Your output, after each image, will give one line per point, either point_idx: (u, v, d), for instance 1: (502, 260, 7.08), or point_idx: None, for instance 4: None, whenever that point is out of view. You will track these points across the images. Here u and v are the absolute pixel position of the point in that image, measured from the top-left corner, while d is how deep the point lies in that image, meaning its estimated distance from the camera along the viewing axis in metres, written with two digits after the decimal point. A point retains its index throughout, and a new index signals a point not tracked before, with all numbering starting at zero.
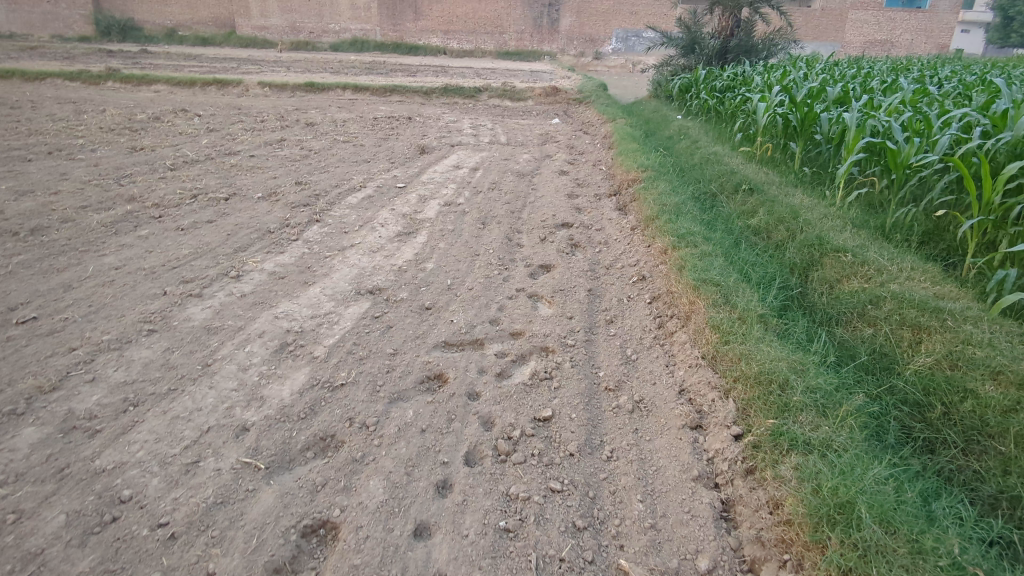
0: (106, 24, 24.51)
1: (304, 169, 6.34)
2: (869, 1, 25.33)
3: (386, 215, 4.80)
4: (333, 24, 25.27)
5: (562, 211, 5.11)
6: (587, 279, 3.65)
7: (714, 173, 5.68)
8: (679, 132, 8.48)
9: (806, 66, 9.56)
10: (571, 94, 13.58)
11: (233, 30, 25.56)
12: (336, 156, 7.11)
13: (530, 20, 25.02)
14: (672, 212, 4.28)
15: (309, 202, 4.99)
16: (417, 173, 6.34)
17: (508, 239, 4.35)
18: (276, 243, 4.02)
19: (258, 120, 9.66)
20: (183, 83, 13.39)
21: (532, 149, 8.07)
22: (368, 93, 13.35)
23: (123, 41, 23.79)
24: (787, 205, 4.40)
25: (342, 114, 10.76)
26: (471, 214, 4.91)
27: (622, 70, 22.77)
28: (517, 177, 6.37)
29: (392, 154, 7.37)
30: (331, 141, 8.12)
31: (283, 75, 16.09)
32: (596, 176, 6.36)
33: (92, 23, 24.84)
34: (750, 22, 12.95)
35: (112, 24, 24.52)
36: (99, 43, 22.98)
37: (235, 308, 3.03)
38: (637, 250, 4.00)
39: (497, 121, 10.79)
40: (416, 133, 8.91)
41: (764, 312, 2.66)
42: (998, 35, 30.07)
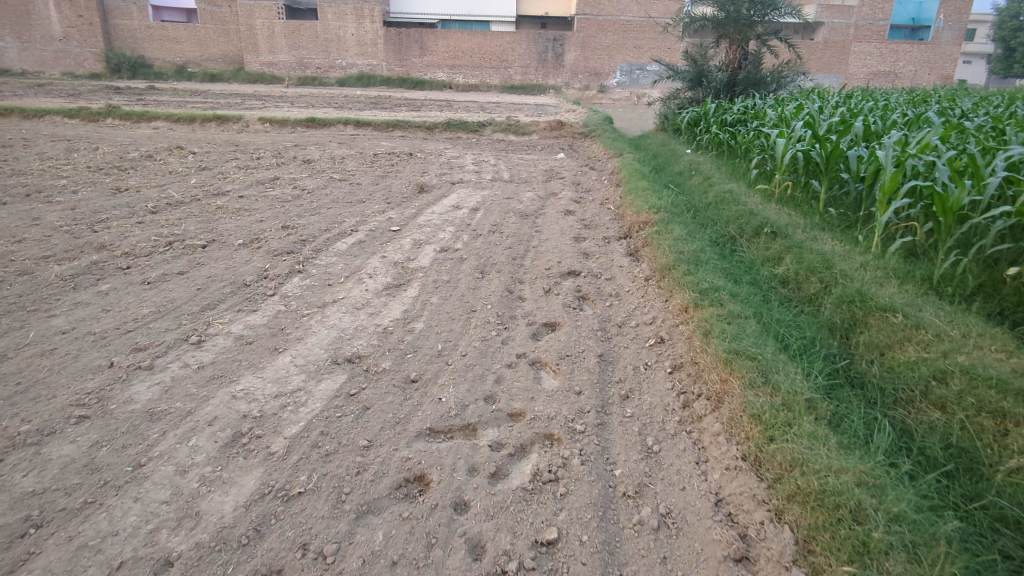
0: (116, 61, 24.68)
1: (295, 211, 5.99)
2: (871, 34, 25.41)
3: (375, 264, 4.40)
4: (340, 60, 25.44)
5: (567, 257, 4.69)
6: (598, 342, 3.21)
7: (731, 214, 5.28)
8: (690, 168, 8.08)
9: (820, 98, 9.21)
10: (577, 128, 13.33)
11: (241, 66, 25.67)
12: (331, 196, 6.77)
13: (535, 55, 25.11)
14: (689, 262, 3.87)
15: (293, 249, 4.61)
16: (413, 214, 5.97)
17: (509, 291, 3.93)
18: (251, 299, 3.62)
19: (255, 158, 9.38)
20: (184, 120, 13.23)
21: (536, 186, 7.71)
22: (371, 128, 13.15)
23: (133, 78, 23.95)
24: (818, 252, 3.97)
25: (341, 151, 10.49)
26: (469, 262, 4.50)
27: (627, 103, 22.74)
28: (520, 218, 5.98)
29: (389, 193, 7.01)
30: (327, 179, 7.80)
31: (285, 111, 15.96)
32: (604, 216, 5.95)
33: (102, 60, 25.02)
34: (758, 55, 12.69)
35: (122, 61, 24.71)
36: (108, 81, 23.07)
37: (187, 384, 2.61)
38: (652, 306, 3.57)
39: (501, 156, 10.48)
40: (415, 171, 8.59)
41: (812, 395, 2.20)
42: (1000, 66, 30.03)
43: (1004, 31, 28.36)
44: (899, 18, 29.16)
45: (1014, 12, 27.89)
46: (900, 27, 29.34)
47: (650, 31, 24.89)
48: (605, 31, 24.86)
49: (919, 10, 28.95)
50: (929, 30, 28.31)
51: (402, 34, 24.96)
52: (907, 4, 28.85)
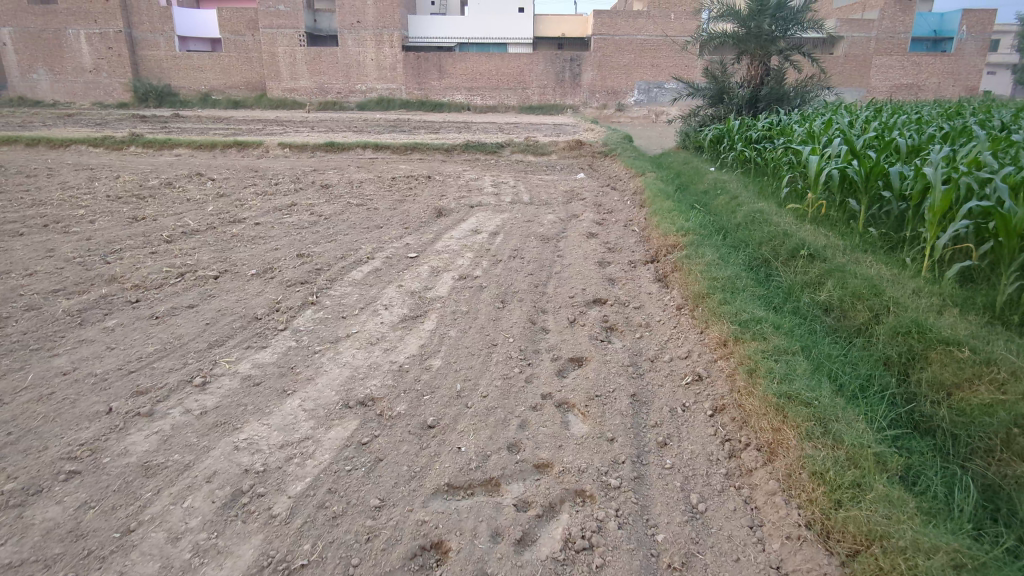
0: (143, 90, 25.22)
1: (311, 238, 5.86)
2: (893, 47, 25.05)
3: (392, 294, 4.21)
4: (360, 85, 25.69)
5: (592, 283, 4.46)
6: (629, 380, 2.96)
7: (763, 235, 5.01)
8: (716, 187, 7.81)
9: (849, 113, 8.91)
10: (596, 147, 13.16)
11: (263, 92, 26.06)
12: (348, 222, 6.64)
13: (553, 75, 25.14)
14: (725, 289, 3.60)
15: (308, 279, 4.45)
16: (431, 240, 5.79)
17: (532, 322, 3.71)
18: (261, 334, 3.44)
19: (273, 184, 9.33)
20: (205, 146, 13.33)
21: (557, 208, 7.51)
22: (389, 152, 13.10)
23: (159, 107, 24.42)
24: (864, 277, 3.70)
25: (360, 175, 10.41)
26: (490, 290, 4.29)
27: (645, 121, 22.59)
28: (541, 242, 5.78)
29: (406, 217, 6.86)
30: (344, 205, 7.68)
31: (305, 136, 16.04)
32: (628, 239, 5.72)
33: (129, 90, 25.59)
34: (781, 70, 12.44)
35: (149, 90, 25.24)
36: (134, 109, 23.55)
37: (187, 433, 2.42)
38: (687, 338, 3.32)
39: (520, 177, 10.33)
40: (434, 194, 8.46)
41: (881, 449, 1.94)
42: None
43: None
44: (921, 30, 28.75)
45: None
46: (921, 39, 28.93)
47: (667, 49, 24.70)
48: (622, 51, 24.80)
49: (941, 22, 28.53)
50: (952, 42, 27.85)
51: (420, 58, 25.18)
52: (928, 16, 28.44)
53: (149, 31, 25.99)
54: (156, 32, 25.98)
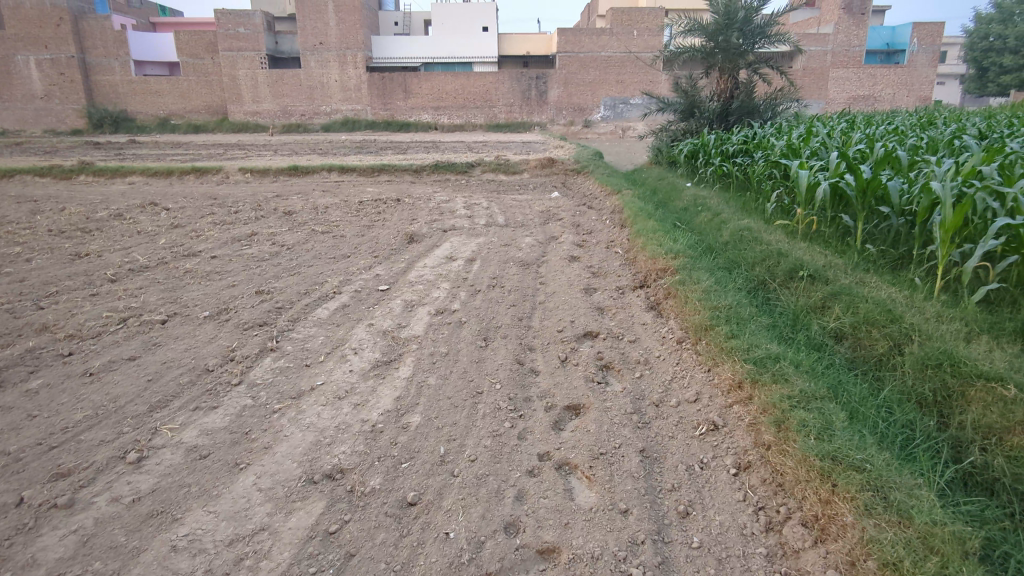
0: (97, 116, 24.41)
1: (273, 272, 5.43)
2: (848, 60, 25.60)
3: (362, 333, 3.82)
4: (324, 106, 25.22)
5: (580, 314, 4.13)
6: (635, 431, 2.61)
7: (754, 255, 4.76)
8: (696, 203, 7.59)
9: (824, 125, 8.82)
10: (568, 164, 12.95)
11: (224, 116, 25.42)
12: (314, 252, 6.22)
13: (519, 93, 25.07)
14: (729, 319, 3.30)
15: (268, 320, 4.02)
16: (403, 269, 5.42)
17: (519, 363, 3.34)
18: (211, 390, 3.01)
19: (232, 212, 8.84)
20: (160, 173, 12.73)
21: (534, 230, 7.19)
22: (356, 174, 12.68)
23: (114, 133, 23.62)
24: (875, 301, 3.43)
25: (325, 199, 9.98)
26: (471, 326, 3.93)
27: (613, 137, 22.60)
28: (521, 268, 5.44)
29: (375, 245, 6.47)
30: (309, 232, 7.25)
31: (267, 159, 15.53)
32: (613, 262, 5.42)
33: (84, 116, 24.75)
34: (750, 83, 12.42)
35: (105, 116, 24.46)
36: (89, 137, 22.72)
37: (113, 531, 2.00)
38: (692, 377, 3.00)
39: (492, 198, 10.02)
40: (404, 218, 8.08)
41: (959, 528, 1.65)
42: (975, 85, 30.02)
43: (975, 52, 28.70)
44: (874, 43, 29.47)
45: (983, 33, 28.34)
46: (875, 52, 29.65)
47: (631, 65, 24.79)
48: (587, 68, 24.82)
49: (893, 35, 29.32)
50: (904, 54, 28.61)
51: (385, 79, 24.85)
52: (880, 30, 29.18)
53: (103, 56, 25.20)
54: (110, 57, 25.21)
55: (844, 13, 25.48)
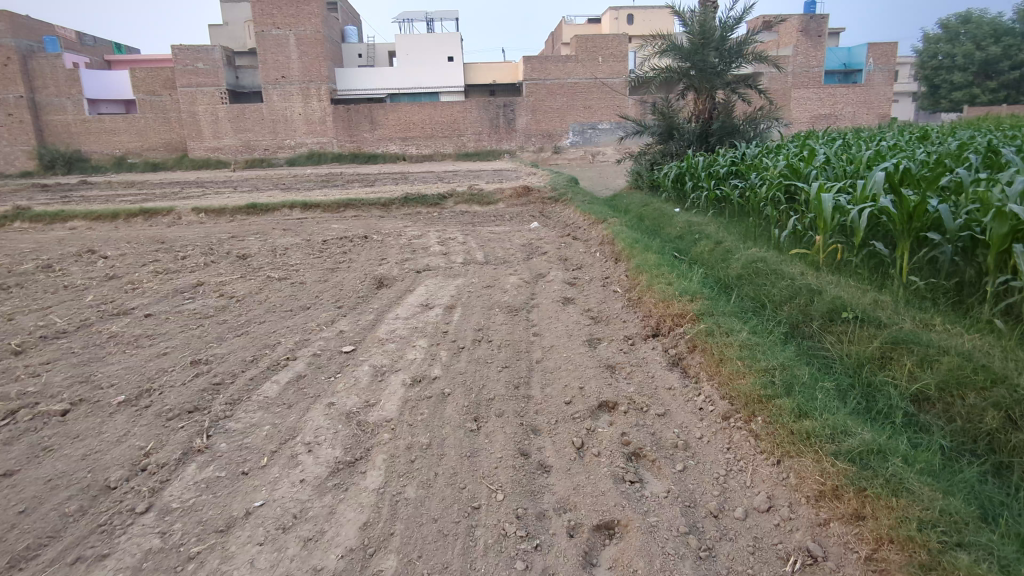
0: (48, 157, 23.29)
1: (219, 333, 4.63)
2: (809, 80, 25.85)
3: (320, 417, 3.03)
4: (288, 140, 24.38)
5: (589, 376, 3.40)
6: (698, 568, 1.86)
7: (777, 293, 4.10)
8: (691, 232, 6.98)
9: (818, 143, 8.35)
10: (544, 192, 12.36)
11: (185, 153, 24.48)
12: (267, 304, 5.42)
13: (487, 121, 24.65)
14: (789, 385, 2.58)
15: (201, 405, 3.23)
16: (372, 322, 4.64)
17: (523, 456, 2.58)
18: (105, 526, 2.22)
19: (180, 258, 7.97)
20: (105, 217, 11.78)
21: (518, 266, 6.48)
22: (320, 210, 11.88)
23: (66, 174, 22.52)
24: (959, 351, 2.75)
25: (285, 239, 9.16)
26: (458, 399, 3.17)
27: (583, 162, 22.31)
28: (509, 315, 4.73)
29: (339, 292, 5.69)
30: (263, 280, 6.43)
31: (225, 197, 14.65)
32: (614, 305, 4.73)
33: (34, 157, 23.61)
34: (729, 103, 12.05)
35: (57, 157, 23.40)
36: (38, 178, 21.57)
37: None
38: (756, 474, 2.26)
39: (468, 230, 9.34)
40: (372, 258, 7.33)
41: None
42: (928, 102, 30.53)
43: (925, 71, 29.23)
44: (832, 64, 29.92)
45: (932, 52, 29.01)
46: (833, 72, 30.07)
47: (598, 91, 24.57)
48: (555, 94, 24.50)
49: (849, 55, 29.81)
50: (860, 73, 29.03)
51: (350, 111, 24.19)
52: (837, 50, 29.65)
53: (54, 95, 24.17)
54: (62, 96, 24.17)
55: (802, 35, 25.73)
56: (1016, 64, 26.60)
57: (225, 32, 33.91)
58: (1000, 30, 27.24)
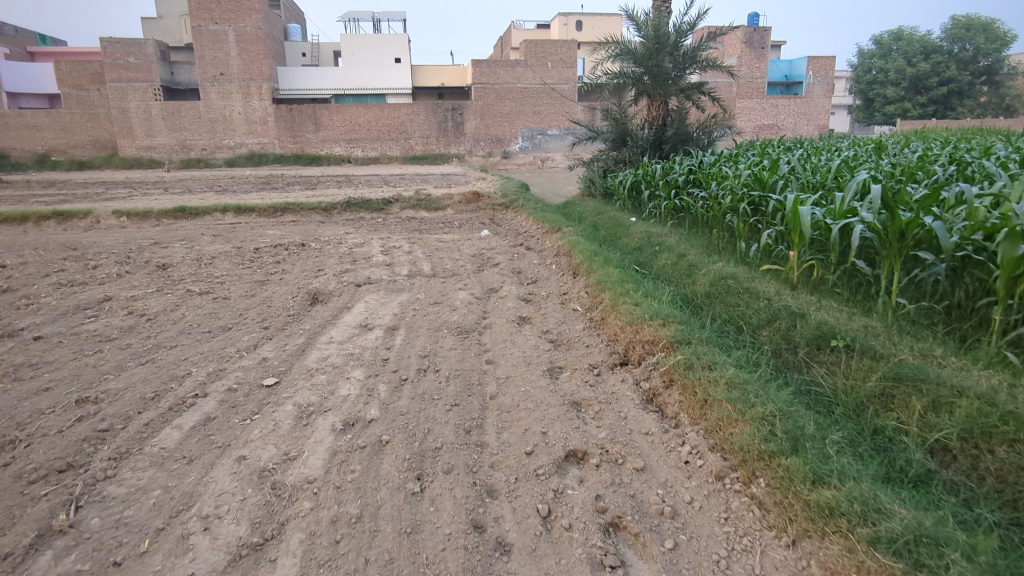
0: None
1: (120, 360, 3.95)
2: (753, 91, 26.30)
3: (224, 479, 2.45)
4: (227, 140, 23.15)
5: (553, 415, 2.94)
6: None
7: (753, 317, 3.78)
8: (650, 243, 6.65)
9: (776, 152, 8.19)
10: (495, 198, 11.90)
11: (114, 151, 22.97)
12: (183, 324, 4.74)
13: (435, 125, 24.05)
14: (794, 440, 2.19)
15: (76, 462, 2.60)
16: (301, 348, 4.05)
17: (477, 532, 2.10)
18: None
19: (90, 267, 7.14)
20: (13, 220, 10.68)
21: (469, 280, 5.99)
22: (255, 215, 11.09)
23: None
24: (975, 391, 2.44)
25: (213, 247, 8.40)
26: (397, 450, 2.64)
27: (533, 168, 22.02)
28: (459, 338, 4.23)
29: (267, 310, 5.07)
30: (182, 294, 5.72)
31: (153, 199, 13.61)
32: (575, 326, 4.30)
33: None
34: (682, 110, 11.88)
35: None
36: None
37: None
38: (768, 559, 1.85)
39: (414, 238, 8.79)
40: (309, 268, 6.71)
41: None
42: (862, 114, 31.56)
43: (861, 84, 30.19)
44: (774, 75, 30.60)
45: (866, 67, 30.03)
46: (775, 83, 30.76)
47: (547, 96, 24.34)
48: (504, 99, 24.13)
49: (790, 68, 30.57)
50: (801, 85, 29.80)
51: (293, 110, 23.19)
52: (778, 63, 30.38)
53: None
54: None
55: (746, 46, 26.19)
56: (944, 80, 27.78)
57: (159, 26, 32.30)
58: (929, 47, 28.41)
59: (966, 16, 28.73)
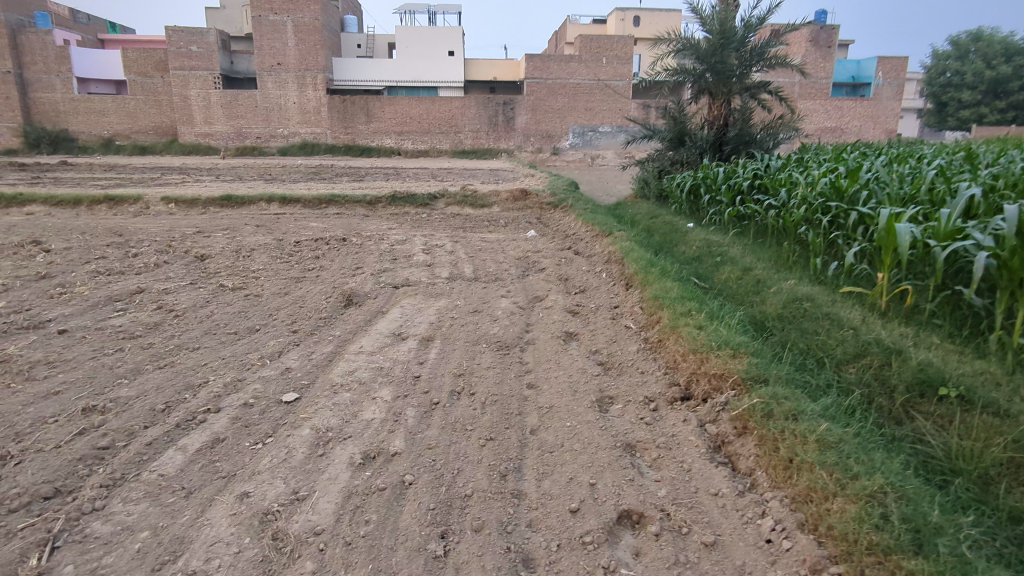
0: (34, 136, 22.43)
1: (138, 361, 3.71)
2: (816, 91, 25.10)
3: (221, 523, 2.12)
4: (281, 129, 23.35)
5: (603, 460, 2.53)
6: None
7: (839, 352, 3.31)
8: (710, 254, 6.16)
9: (853, 158, 7.55)
10: (544, 196, 11.49)
11: (174, 138, 23.46)
12: (209, 324, 4.49)
13: (486, 119, 23.77)
14: (915, 533, 1.77)
15: (64, 487, 2.32)
16: (328, 359, 3.73)
17: None
18: None
19: (131, 255, 7.04)
20: (67, 203, 10.82)
21: (512, 286, 5.61)
22: (300, 206, 10.96)
23: (50, 154, 21.63)
24: None
25: (256, 238, 8.26)
26: (420, 496, 2.27)
27: (582, 165, 21.51)
28: (498, 354, 3.85)
29: (298, 311, 4.81)
30: (215, 289, 5.50)
31: (205, 187, 13.70)
32: (628, 348, 3.87)
33: (19, 135, 22.75)
34: (746, 110, 11.20)
35: (42, 136, 22.48)
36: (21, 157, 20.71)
37: None
38: None
39: (458, 236, 8.47)
40: (347, 266, 6.45)
41: None
42: (934, 119, 29.84)
43: (934, 87, 28.44)
44: (840, 76, 29.16)
45: (941, 69, 28.33)
46: (841, 84, 29.31)
47: (600, 93, 23.73)
48: (556, 94, 23.63)
49: (858, 68, 29.08)
50: (869, 87, 28.35)
51: (347, 101, 23.24)
52: (846, 63, 28.96)
53: (43, 72, 23.36)
54: (51, 74, 23.40)
55: (811, 45, 25.01)
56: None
57: (221, 15, 32.94)
58: (1011, 49, 26.57)
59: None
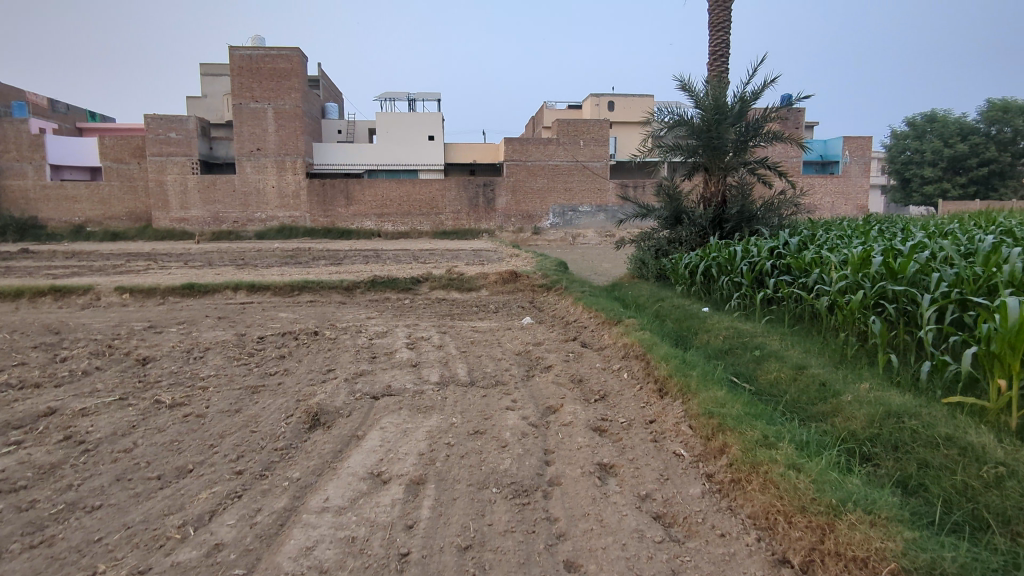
0: None
1: (3, 537, 2.59)
2: (789, 170, 25.27)
3: None
4: (258, 213, 22.66)
5: None
6: None
7: (1002, 505, 2.38)
8: (745, 345, 5.29)
9: (883, 232, 6.88)
10: (535, 278, 10.67)
11: (148, 223, 22.62)
12: (126, 463, 3.37)
13: (466, 201, 23.37)
14: None
15: None
16: (278, 524, 2.64)
17: None
18: None
19: (60, 359, 5.93)
20: (6, 296, 9.65)
21: (517, 393, 4.59)
22: (270, 294, 9.99)
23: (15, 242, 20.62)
24: None
25: (213, 334, 7.20)
26: None
27: (563, 244, 20.99)
28: (515, 504, 2.81)
29: (249, 437, 3.74)
30: (147, 407, 4.40)
31: (170, 274, 12.69)
32: (690, 491, 2.86)
33: None
34: (744, 185, 10.68)
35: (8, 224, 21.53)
36: None
37: None
38: None
39: (445, 327, 7.50)
40: (317, 368, 5.41)
41: None
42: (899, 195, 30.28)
43: (896, 165, 28.94)
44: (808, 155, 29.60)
45: (901, 147, 28.99)
46: (811, 163, 29.71)
47: (579, 174, 23.60)
48: (535, 176, 23.41)
49: (825, 147, 29.55)
50: (838, 165, 28.75)
51: (325, 185, 22.71)
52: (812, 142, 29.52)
53: (15, 160, 22.68)
54: (23, 161, 22.68)
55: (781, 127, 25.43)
56: (984, 161, 26.46)
57: (203, 103, 33.00)
58: (966, 129, 27.21)
59: (1003, 98, 27.69)
